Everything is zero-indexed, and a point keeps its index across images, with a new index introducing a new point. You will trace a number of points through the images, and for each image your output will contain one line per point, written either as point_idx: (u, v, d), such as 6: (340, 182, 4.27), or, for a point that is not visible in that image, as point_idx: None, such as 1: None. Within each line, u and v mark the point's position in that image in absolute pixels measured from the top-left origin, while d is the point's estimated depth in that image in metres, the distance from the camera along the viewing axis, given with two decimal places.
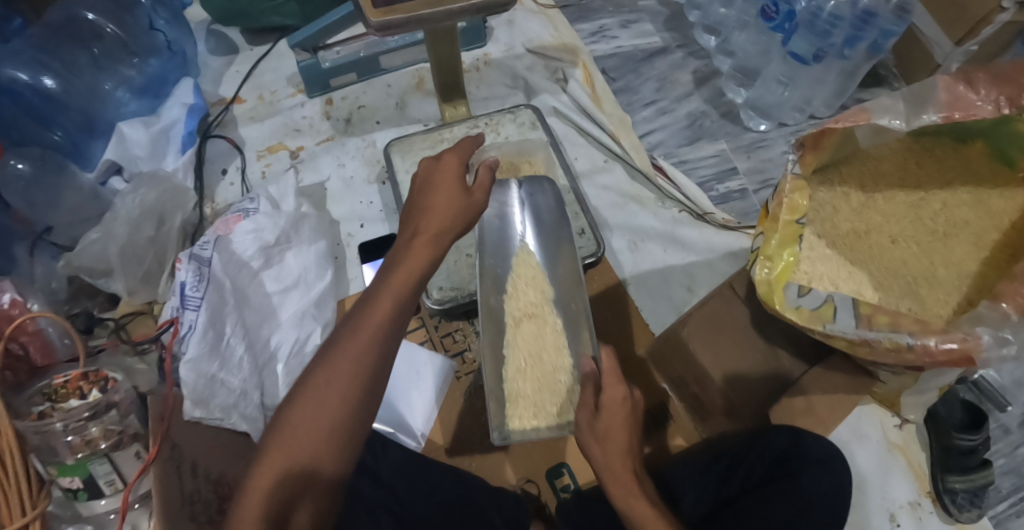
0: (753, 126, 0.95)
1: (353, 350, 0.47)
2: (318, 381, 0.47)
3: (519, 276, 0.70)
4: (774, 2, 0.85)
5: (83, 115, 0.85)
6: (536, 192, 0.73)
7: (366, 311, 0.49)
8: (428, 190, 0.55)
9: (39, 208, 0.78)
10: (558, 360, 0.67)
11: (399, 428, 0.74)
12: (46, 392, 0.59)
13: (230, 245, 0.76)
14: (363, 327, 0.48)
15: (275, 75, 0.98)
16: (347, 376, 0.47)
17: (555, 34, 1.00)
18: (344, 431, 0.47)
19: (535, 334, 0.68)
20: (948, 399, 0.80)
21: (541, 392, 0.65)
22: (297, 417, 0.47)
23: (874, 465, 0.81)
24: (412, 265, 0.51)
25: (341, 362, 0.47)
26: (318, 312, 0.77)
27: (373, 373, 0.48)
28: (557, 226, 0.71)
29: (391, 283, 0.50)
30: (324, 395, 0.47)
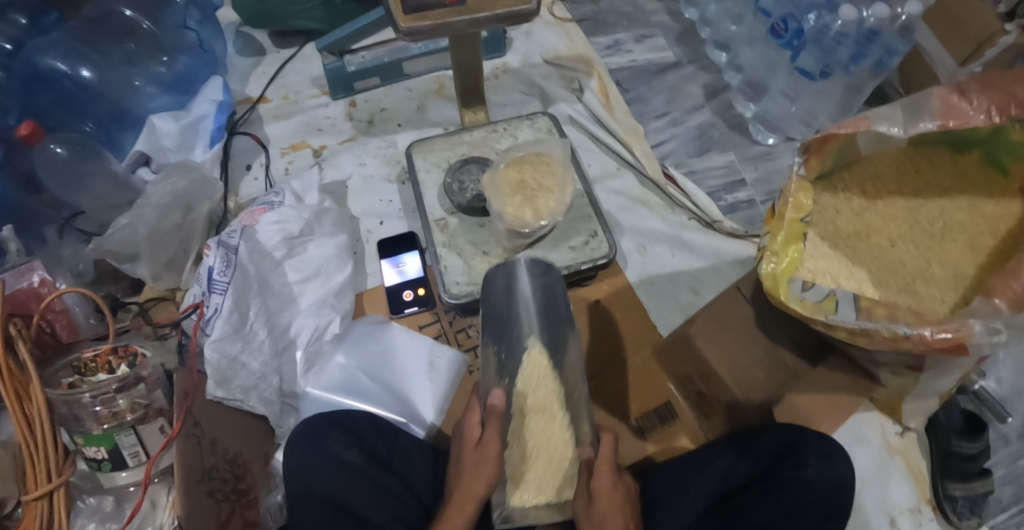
0: (761, 139, 0.98)
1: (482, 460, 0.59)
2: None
3: (528, 375, 0.67)
4: (785, 20, 0.88)
5: (116, 105, 0.88)
6: (541, 282, 0.72)
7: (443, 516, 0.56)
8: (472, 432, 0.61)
9: (68, 191, 0.81)
10: (566, 448, 0.64)
11: (410, 418, 0.76)
12: (75, 365, 0.61)
13: (255, 235, 0.78)
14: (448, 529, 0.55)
15: (300, 77, 1.02)
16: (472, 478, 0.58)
17: (571, 45, 1.04)
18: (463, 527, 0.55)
19: (546, 429, 0.65)
20: (948, 406, 0.82)
21: (543, 470, 0.63)
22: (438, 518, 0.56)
23: (875, 468, 0.83)
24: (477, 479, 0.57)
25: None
26: (337, 302, 0.80)
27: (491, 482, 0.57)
28: (560, 315, 0.70)
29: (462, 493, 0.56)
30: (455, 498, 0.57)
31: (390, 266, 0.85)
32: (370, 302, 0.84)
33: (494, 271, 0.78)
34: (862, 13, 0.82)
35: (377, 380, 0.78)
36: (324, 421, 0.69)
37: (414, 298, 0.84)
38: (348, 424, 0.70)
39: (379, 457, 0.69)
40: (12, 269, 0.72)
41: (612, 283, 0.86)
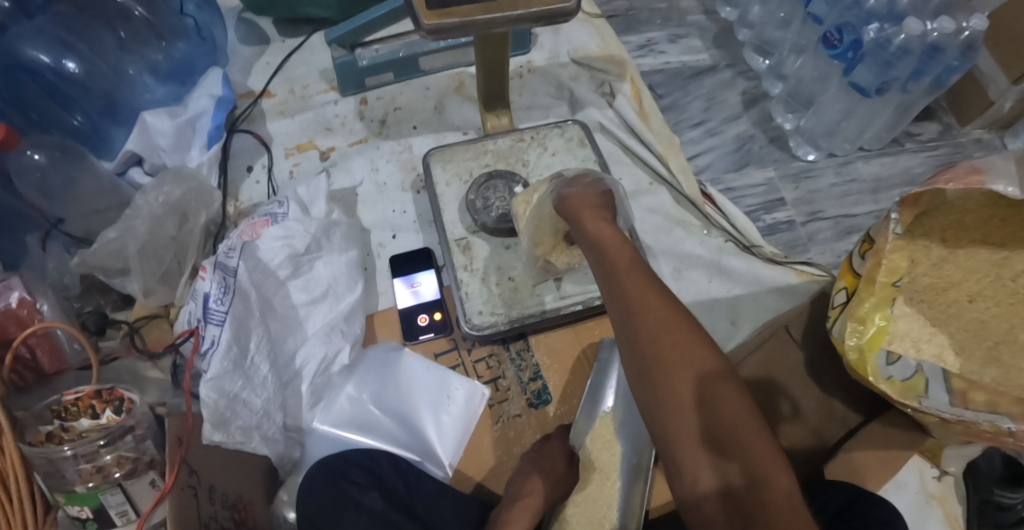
0: (801, 154, 0.92)
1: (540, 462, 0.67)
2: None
3: (595, 436, 0.70)
4: (839, 29, 0.81)
5: (105, 98, 0.80)
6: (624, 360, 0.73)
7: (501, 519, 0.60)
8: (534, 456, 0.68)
9: (53, 197, 0.73)
10: (610, 509, 0.66)
11: (425, 456, 0.71)
12: (54, 409, 0.55)
13: (257, 252, 0.71)
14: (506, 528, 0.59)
15: (307, 69, 0.93)
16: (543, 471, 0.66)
17: (601, 44, 0.95)
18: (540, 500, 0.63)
19: (597, 488, 0.67)
20: (987, 453, 0.76)
21: (587, 517, 0.66)
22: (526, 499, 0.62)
23: (912, 513, 0.74)
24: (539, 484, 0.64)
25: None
26: (347, 327, 0.74)
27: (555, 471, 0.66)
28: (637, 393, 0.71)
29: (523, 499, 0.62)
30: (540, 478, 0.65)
31: (404, 286, 0.78)
32: (382, 325, 0.78)
33: (521, 299, 0.72)
34: (926, 27, 0.76)
35: (391, 414, 0.73)
36: (337, 463, 0.63)
37: (430, 322, 0.77)
38: (364, 461, 0.65)
39: (398, 500, 0.62)
40: None
41: None
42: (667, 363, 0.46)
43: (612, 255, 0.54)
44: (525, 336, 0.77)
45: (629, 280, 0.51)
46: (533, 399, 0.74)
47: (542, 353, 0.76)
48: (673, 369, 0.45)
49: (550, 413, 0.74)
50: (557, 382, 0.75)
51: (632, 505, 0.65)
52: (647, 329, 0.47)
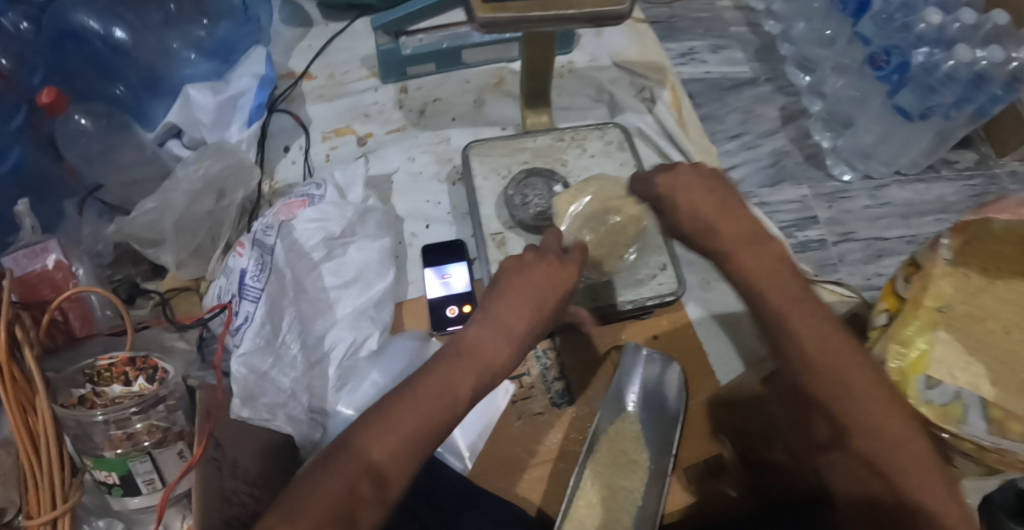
0: (837, 174, 0.91)
1: (538, 273, 0.54)
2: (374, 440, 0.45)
3: (612, 437, 0.71)
4: (888, 51, 0.81)
5: (150, 70, 0.80)
6: (657, 373, 0.75)
7: (459, 358, 0.49)
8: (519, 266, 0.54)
9: (93, 162, 0.74)
10: (624, 513, 0.66)
11: (447, 449, 0.71)
12: (88, 374, 0.57)
13: (293, 232, 0.72)
14: (467, 370, 0.49)
15: (347, 55, 0.93)
16: (544, 275, 0.54)
17: (642, 50, 0.96)
18: (545, 303, 0.53)
19: (614, 491, 0.68)
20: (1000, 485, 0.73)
21: (600, 514, 0.66)
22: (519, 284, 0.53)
23: None
24: (536, 291, 0.53)
25: (400, 421, 0.46)
26: (377, 314, 0.74)
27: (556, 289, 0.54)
28: (660, 401, 0.73)
29: (500, 326, 0.51)
30: (527, 281, 0.53)
31: (435, 276, 0.78)
32: (410, 314, 0.77)
33: None
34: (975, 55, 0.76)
35: None
36: None
37: (459, 315, 0.76)
38: None
39: (419, 487, 0.64)
40: (24, 247, 0.67)
41: (670, 317, 0.80)
42: (879, 431, 0.43)
43: (750, 271, 0.47)
44: (552, 336, 0.77)
45: (860, 375, 0.43)
46: (556, 398, 0.75)
47: (564, 350, 0.77)
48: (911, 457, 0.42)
49: (570, 414, 0.74)
50: (579, 383, 0.76)
51: (647, 511, 0.66)
52: (861, 408, 0.43)
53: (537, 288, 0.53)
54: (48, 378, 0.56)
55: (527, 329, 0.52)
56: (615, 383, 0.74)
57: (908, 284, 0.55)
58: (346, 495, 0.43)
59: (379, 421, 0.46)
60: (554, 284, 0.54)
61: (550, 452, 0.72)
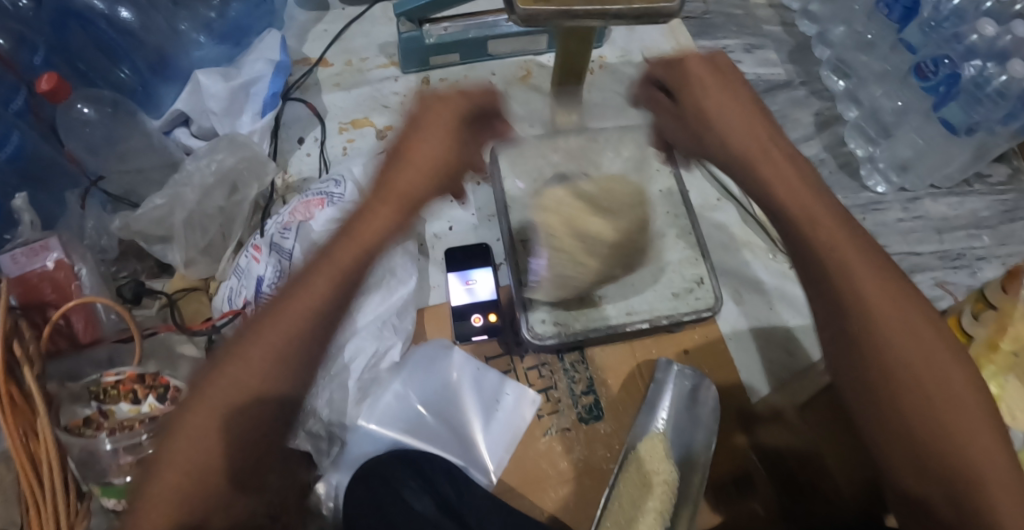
0: (871, 185, 0.88)
1: (441, 139, 0.49)
2: (299, 297, 0.45)
3: (644, 457, 0.67)
4: (936, 61, 0.77)
5: (157, 52, 0.74)
6: (689, 387, 0.71)
7: (375, 199, 0.48)
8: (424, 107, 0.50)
9: (97, 153, 0.70)
10: None
11: (470, 462, 0.68)
12: (92, 391, 0.53)
13: (312, 234, 0.68)
14: (374, 219, 0.47)
15: (366, 40, 0.87)
16: (430, 161, 0.49)
17: (675, 46, 0.91)
18: (450, 163, 0.50)
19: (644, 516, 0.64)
20: None
21: None
22: (403, 175, 0.48)
23: None
24: (439, 145, 0.49)
25: (300, 302, 0.45)
26: (399, 322, 0.70)
27: (446, 171, 0.50)
28: (694, 418, 0.70)
29: (404, 189, 0.48)
30: (430, 152, 0.49)
31: (459, 282, 0.74)
32: (433, 321, 0.73)
33: (586, 312, 0.68)
34: None
35: (440, 416, 0.70)
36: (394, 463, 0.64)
37: (485, 324, 0.73)
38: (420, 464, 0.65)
39: (448, 504, 0.62)
40: (23, 245, 0.62)
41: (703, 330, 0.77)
42: (933, 382, 0.44)
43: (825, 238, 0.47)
44: (581, 348, 0.74)
45: (911, 336, 0.44)
46: (584, 414, 0.72)
47: (594, 365, 0.74)
48: (953, 399, 0.43)
49: (599, 430, 0.71)
50: (609, 399, 0.73)
51: None
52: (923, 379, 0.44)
53: (459, 105, 0.50)
54: (49, 396, 0.51)
55: (448, 152, 0.50)
56: (647, 402, 0.71)
57: (981, 322, 0.52)
58: (285, 355, 0.44)
59: (269, 311, 0.45)
60: (465, 156, 0.51)
61: (578, 470, 0.69)
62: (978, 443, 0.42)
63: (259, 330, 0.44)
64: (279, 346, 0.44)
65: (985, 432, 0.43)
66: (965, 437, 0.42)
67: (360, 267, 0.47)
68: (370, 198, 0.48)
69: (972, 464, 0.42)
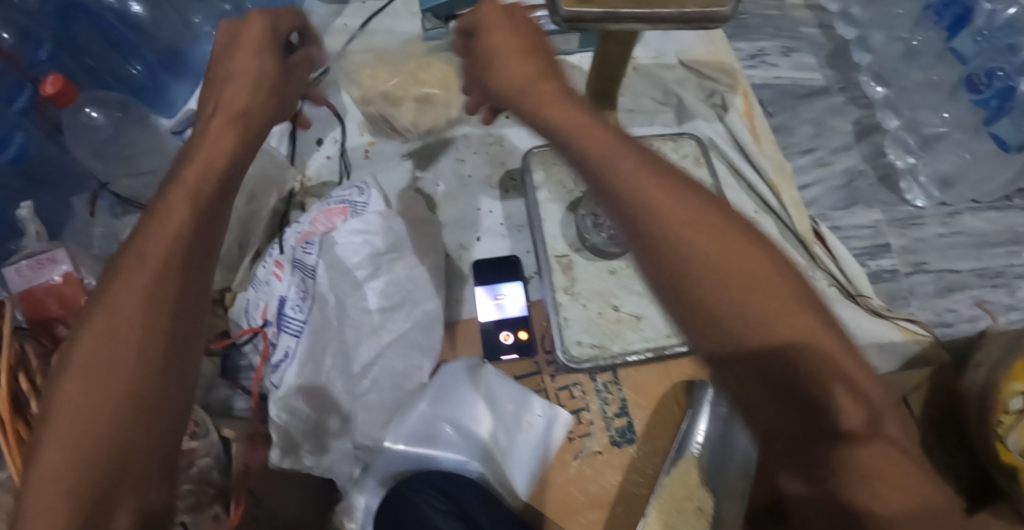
0: (910, 199, 0.85)
1: (245, 55, 0.47)
2: (158, 236, 0.41)
3: (672, 484, 0.65)
4: (990, 73, 0.74)
5: (169, 48, 0.71)
6: (724, 412, 0.67)
7: (205, 133, 0.46)
8: (227, 37, 0.48)
9: (106, 155, 0.65)
10: None
11: (500, 486, 0.65)
12: None
13: (334, 246, 0.64)
14: (214, 146, 0.45)
15: (388, 36, 0.82)
16: (247, 79, 0.47)
17: (711, 48, 0.87)
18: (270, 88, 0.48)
19: None
20: None
21: None
22: (231, 88, 0.47)
23: None
24: (245, 70, 0.47)
25: (154, 241, 0.41)
26: (426, 340, 0.66)
27: (273, 82, 0.48)
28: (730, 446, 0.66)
29: (230, 100, 0.47)
30: (241, 76, 0.47)
31: (487, 296, 0.71)
32: (459, 338, 0.70)
33: (622, 333, 0.65)
34: None
35: (468, 437, 0.65)
36: (424, 487, 0.59)
37: (514, 342, 0.70)
38: (449, 486, 0.60)
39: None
40: (29, 257, 0.58)
41: None
42: (783, 331, 0.38)
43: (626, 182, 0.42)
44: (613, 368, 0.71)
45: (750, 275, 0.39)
46: (617, 437, 0.69)
47: (626, 387, 0.71)
48: (776, 305, 0.38)
49: (631, 454, 0.68)
50: (642, 421, 0.69)
51: None
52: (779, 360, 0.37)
53: (258, 31, 0.48)
54: None
55: (252, 92, 0.47)
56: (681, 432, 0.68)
57: None
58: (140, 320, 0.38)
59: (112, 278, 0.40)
60: (271, 94, 0.48)
61: (611, 495, 0.66)
62: (835, 392, 0.37)
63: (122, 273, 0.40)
64: (149, 293, 0.39)
65: (828, 335, 0.38)
66: (802, 327, 0.38)
67: (205, 212, 0.43)
68: (203, 124, 0.46)
69: (811, 371, 0.37)
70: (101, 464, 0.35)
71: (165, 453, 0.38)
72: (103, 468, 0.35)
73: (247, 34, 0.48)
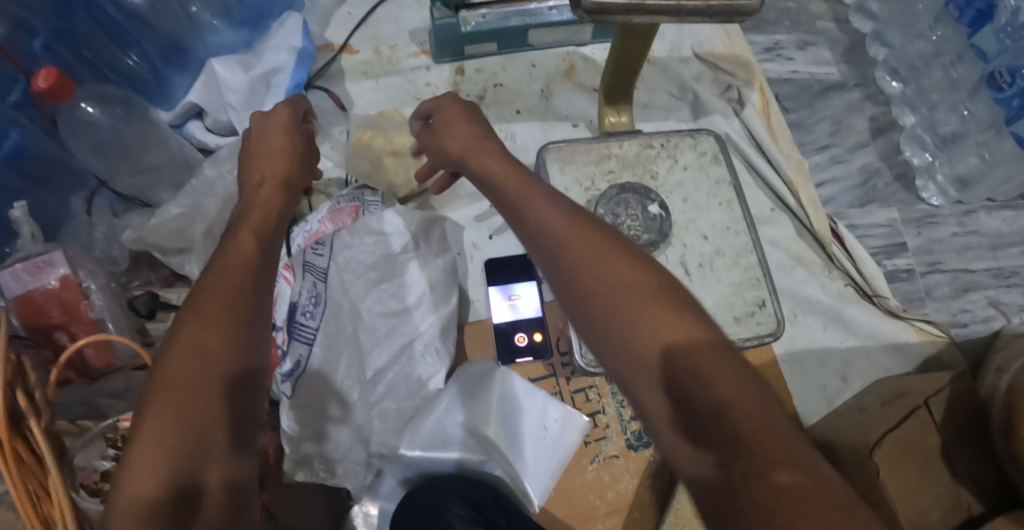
0: (926, 197, 0.83)
1: (277, 129, 0.53)
2: (225, 256, 0.40)
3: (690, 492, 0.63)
4: (1012, 72, 0.73)
5: (168, 39, 0.67)
6: None
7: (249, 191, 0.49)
8: (260, 125, 0.53)
9: (104, 152, 0.62)
10: None
11: (515, 492, 0.64)
12: (109, 439, 0.48)
13: (347, 247, 0.62)
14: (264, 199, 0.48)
15: (396, 28, 0.80)
16: (277, 147, 0.52)
17: (728, 41, 0.85)
18: (296, 151, 0.53)
19: None
20: None
21: None
22: (257, 151, 0.52)
23: None
24: (280, 142, 0.52)
25: (239, 251, 0.41)
26: (442, 345, 0.64)
27: (301, 154, 0.54)
28: None
29: (266, 157, 0.51)
30: (269, 151, 0.52)
31: (502, 297, 0.69)
32: (473, 340, 0.68)
33: None
34: None
35: (483, 441, 0.64)
36: (441, 493, 0.59)
37: (530, 344, 0.68)
38: (466, 492, 0.60)
39: None
40: (23, 260, 0.55)
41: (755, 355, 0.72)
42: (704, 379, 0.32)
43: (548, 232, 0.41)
44: None
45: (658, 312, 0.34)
46: (633, 441, 0.67)
47: None
48: (700, 361, 0.32)
49: (649, 458, 0.67)
50: None
51: None
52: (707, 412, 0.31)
53: (285, 116, 0.54)
54: (61, 449, 0.46)
55: (287, 162, 0.52)
56: None
57: None
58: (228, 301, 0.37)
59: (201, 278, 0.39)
60: (300, 166, 0.53)
61: (628, 501, 0.65)
62: (779, 437, 0.29)
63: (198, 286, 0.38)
64: (235, 291, 0.38)
65: (734, 374, 0.32)
66: (710, 375, 0.31)
67: (267, 245, 0.44)
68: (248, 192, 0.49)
69: (728, 423, 0.30)
70: (180, 455, 0.32)
71: (228, 436, 0.34)
72: (183, 464, 0.32)
73: (275, 117, 0.54)
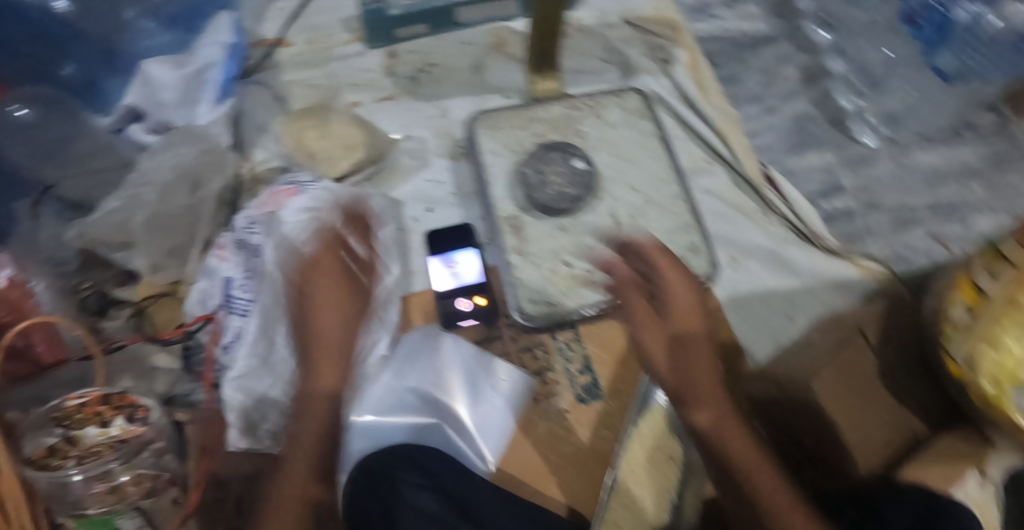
0: (862, 139, 0.84)
1: (330, 283, 0.63)
2: (314, 398, 0.59)
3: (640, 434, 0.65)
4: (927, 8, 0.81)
5: (101, 44, 0.70)
6: None
7: (311, 342, 0.61)
8: (311, 264, 0.63)
9: (50, 157, 0.66)
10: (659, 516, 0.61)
11: (467, 450, 0.66)
12: (54, 417, 0.49)
13: (281, 226, 0.65)
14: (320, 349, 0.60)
15: (330, 16, 0.81)
16: (340, 287, 0.63)
17: (655, 5, 0.87)
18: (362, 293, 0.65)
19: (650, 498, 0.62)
20: None
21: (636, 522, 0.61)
22: (322, 293, 0.62)
23: None
24: (330, 320, 0.62)
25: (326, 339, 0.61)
26: (383, 314, 0.67)
27: (355, 298, 0.64)
28: None
29: (331, 301, 0.62)
30: (332, 296, 0.63)
31: (442, 266, 0.71)
32: (418, 309, 0.70)
33: (576, 290, 0.65)
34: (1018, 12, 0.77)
35: (429, 403, 0.67)
36: (391, 456, 0.61)
37: (473, 309, 0.69)
38: (414, 455, 0.62)
39: (451, 495, 0.59)
40: None
41: None
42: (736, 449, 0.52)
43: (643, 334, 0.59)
44: (574, 326, 0.71)
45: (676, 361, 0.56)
46: (581, 394, 0.69)
47: (588, 345, 0.71)
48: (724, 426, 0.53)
49: (598, 409, 0.68)
50: (607, 376, 0.70)
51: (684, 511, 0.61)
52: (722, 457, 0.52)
53: (332, 248, 0.64)
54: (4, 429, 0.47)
55: (341, 328, 0.62)
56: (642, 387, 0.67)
57: (997, 278, 0.49)
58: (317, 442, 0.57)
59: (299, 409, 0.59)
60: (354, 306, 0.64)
61: (579, 453, 0.67)
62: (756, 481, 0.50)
63: (294, 445, 0.57)
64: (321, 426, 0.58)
65: (719, 407, 0.54)
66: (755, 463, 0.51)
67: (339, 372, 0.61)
68: (314, 316, 0.62)
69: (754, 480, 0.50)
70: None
71: None
72: None
73: (323, 256, 0.64)
